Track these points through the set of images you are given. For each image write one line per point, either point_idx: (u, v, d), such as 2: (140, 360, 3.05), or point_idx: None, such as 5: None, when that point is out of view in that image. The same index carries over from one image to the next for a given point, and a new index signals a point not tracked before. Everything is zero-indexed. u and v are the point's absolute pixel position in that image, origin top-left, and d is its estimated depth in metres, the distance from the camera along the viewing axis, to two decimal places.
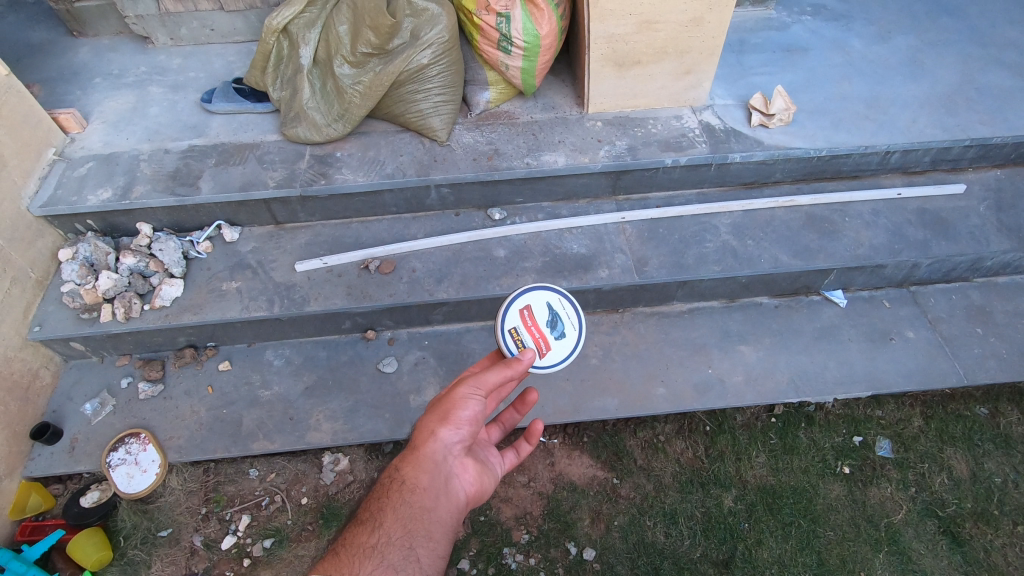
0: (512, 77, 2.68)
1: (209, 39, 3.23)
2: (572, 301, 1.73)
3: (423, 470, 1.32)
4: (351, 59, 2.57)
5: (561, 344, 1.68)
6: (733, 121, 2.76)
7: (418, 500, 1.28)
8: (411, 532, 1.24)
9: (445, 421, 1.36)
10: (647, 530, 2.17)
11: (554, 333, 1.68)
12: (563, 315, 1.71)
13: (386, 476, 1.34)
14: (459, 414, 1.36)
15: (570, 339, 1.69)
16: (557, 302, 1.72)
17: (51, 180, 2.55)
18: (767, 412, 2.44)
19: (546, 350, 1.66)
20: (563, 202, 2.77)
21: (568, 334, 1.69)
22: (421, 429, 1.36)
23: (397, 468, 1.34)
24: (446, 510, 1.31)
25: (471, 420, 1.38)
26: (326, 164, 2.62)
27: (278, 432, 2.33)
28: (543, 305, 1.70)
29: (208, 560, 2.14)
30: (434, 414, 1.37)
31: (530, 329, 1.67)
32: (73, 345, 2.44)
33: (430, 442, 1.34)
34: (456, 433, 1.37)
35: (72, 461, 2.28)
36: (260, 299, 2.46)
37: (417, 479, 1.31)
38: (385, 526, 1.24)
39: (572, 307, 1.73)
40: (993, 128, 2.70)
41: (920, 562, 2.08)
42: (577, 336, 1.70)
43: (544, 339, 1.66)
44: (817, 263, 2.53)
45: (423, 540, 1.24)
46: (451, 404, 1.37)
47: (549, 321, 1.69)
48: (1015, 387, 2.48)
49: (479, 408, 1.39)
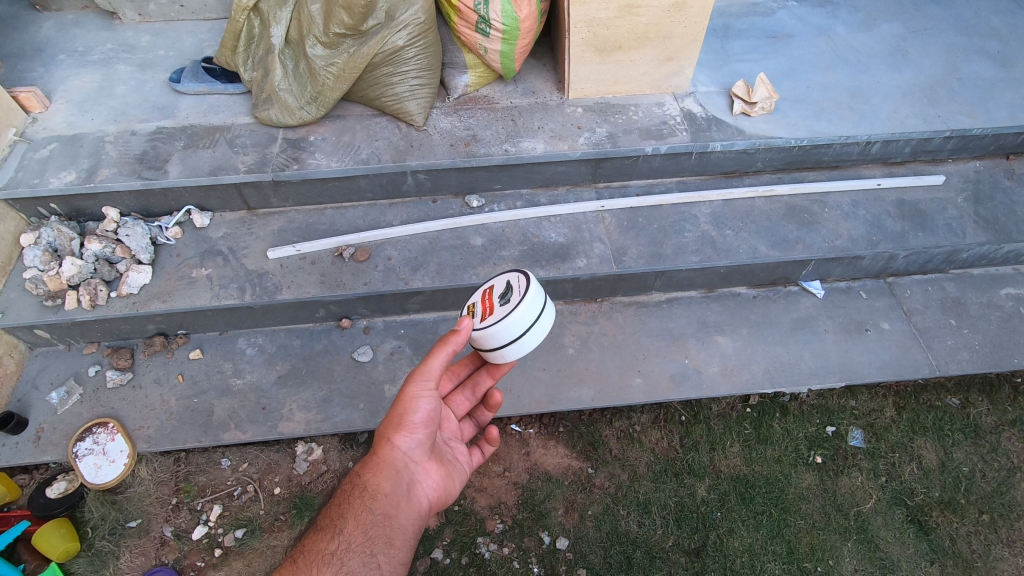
0: (491, 60, 2.62)
1: (179, 15, 3.12)
2: (529, 275, 1.59)
3: (383, 476, 1.36)
4: (323, 40, 2.47)
5: (504, 309, 1.55)
6: (715, 109, 2.73)
7: (379, 507, 1.32)
8: (372, 538, 1.28)
9: (400, 426, 1.41)
10: (621, 519, 2.18)
11: (501, 300, 1.57)
12: (517, 286, 1.59)
13: (347, 482, 1.39)
14: (413, 417, 1.42)
15: (512, 304, 1.54)
16: (516, 278, 1.61)
17: (12, 163, 2.47)
18: (742, 402, 2.45)
19: (488, 315, 1.57)
20: (543, 190, 2.73)
21: (514, 301, 1.54)
22: (379, 436, 1.41)
23: (359, 475, 1.38)
24: (407, 517, 1.36)
25: (426, 422, 1.43)
26: (299, 149, 2.56)
27: (250, 422, 2.30)
28: (502, 282, 1.64)
29: (179, 550, 2.11)
30: (390, 421, 1.41)
31: (483, 302, 1.63)
32: (37, 333, 2.38)
33: (389, 448, 1.39)
34: (412, 437, 1.42)
35: (38, 451, 2.24)
36: (231, 287, 2.41)
37: (378, 486, 1.35)
38: (346, 532, 1.27)
39: (530, 277, 1.58)
40: (973, 120, 2.69)
41: (887, 551, 2.11)
42: (521, 300, 1.53)
43: (490, 306, 1.59)
44: (794, 254, 2.52)
45: (384, 547, 1.28)
46: (405, 406, 1.42)
47: (501, 292, 1.60)
48: (986, 378, 2.51)
49: (431, 407, 1.44)
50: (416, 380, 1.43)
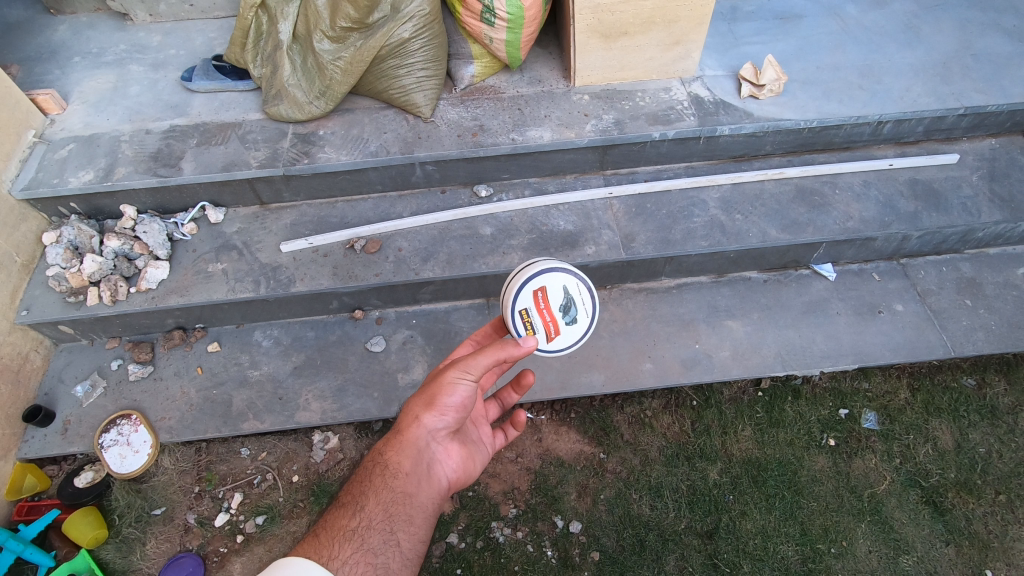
0: (497, 50, 2.63)
1: (189, 14, 3.16)
2: (588, 286, 1.72)
3: (405, 455, 1.39)
4: (331, 34, 2.50)
5: (570, 329, 1.71)
6: (723, 92, 2.71)
7: (400, 485, 1.36)
8: (392, 516, 1.32)
9: (430, 407, 1.42)
10: (633, 502, 2.20)
11: (566, 319, 1.70)
12: (577, 300, 1.71)
13: (369, 459, 1.42)
14: (445, 400, 1.42)
15: (579, 326, 1.72)
16: (572, 287, 1.71)
17: (32, 163, 2.53)
18: (754, 386, 2.45)
19: (555, 335, 1.70)
20: (551, 178, 2.74)
21: (580, 322, 1.72)
22: (406, 414, 1.44)
23: (381, 453, 1.42)
24: (427, 495, 1.40)
25: (457, 406, 1.44)
26: (309, 143, 2.60)
27: (268, 412, 2.35)
28: (559, 290, 1.69)
29: (203, 536, 2.18)
30: (420, 399, 1.43)
31: (543, 315, 1.68)
32: (61, 328, 2.45)
33: (415, 426, 1.41)
34: (441, 419, 1.44)
35: (66, 443, 2.31)
36: (246, 280, 2.46)
37: (400, 464, 1.38)
38: (366, 509, 1.32)
39: (589, 293, 1.72)
40: (988, 96, 2.65)
41: (902, 532, 2.11)
42: (588, 323, 1.73)
43: (555, 324, 1.69)
44: (805, 237, 2.51)
45: (403, 525, 1.33)
46: (440, 389, 1.41)
47: (563, 307, 1.69)
48: (1003, 357, 2.48)
49: (466, 394, 1.44)
50: (456, 369, 1.41)
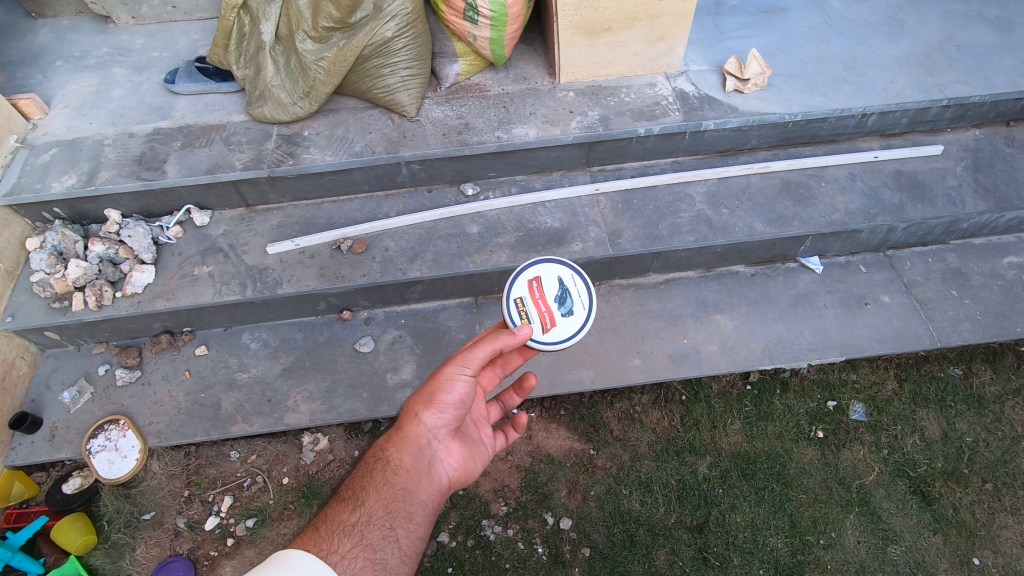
0: (481, 48, 2.62)
1: (172, 16, 3.14)
2: (584, 278, 1.74)
3: (406, 452, 1.40)
4: (313, 34, 2.49)
5: (567, 321, 1.67)
6: (708, 87, 2.72)
7: (400, 482, 1.36)
8: (392, 512, 1.31)
9: (430, 404, 1.44)
10: (623, 498, 2.21)
11: (562, 309, 1.68)
12: (573, 292, 1.71)
13: (370, 456, 1.42)
14: (445, 397, 1.44)
15: (577, 318, 1.68)
16: (568, 279, 1.74)
17: (14, 169, 2.51)
18: (743, 380, 2.45)
19: (551, 326, 1.66)
20: (537, 175, 2.74)
21: (577, 314, 1.68)
22: (407, 411, 1.45)
23: (382, 449, 1.42)
24: (427, 492, 1.40)
25: (456, 403, 1.46)
26: (294, 144, 2.59)
27: (257, 414, 2.34)
28: (554, 280, 1.72)
29: (193, 540, 2.17)
30: (421, 396, 1.45)
31: (538, 304, 1.69)
32: (47, 334, 2.44)
33: (416, 423, 1.43)
34: (440, 416, 1.46)
35: (54, 449, 2.30)
36: (233, 283, 2.45)
37: (401, 460, 1.39)
38: (367, 505, 1.30)
39: (586, 287, 1.72)
40: (971, 87, 2.66)
41: (891, 522, 2.12)
42: (586, 315, 1.68)
43: (550, 313, 1.67)
44: (791, 230, 2.51)
45: (403, 521, 1.31)
46: (439, 385, 1.44)
47: (558, 296, 1.70)
48: (989, 346, 2.49)
49: (465, 391, 1.46)
50: (454, 364, 1.44)
